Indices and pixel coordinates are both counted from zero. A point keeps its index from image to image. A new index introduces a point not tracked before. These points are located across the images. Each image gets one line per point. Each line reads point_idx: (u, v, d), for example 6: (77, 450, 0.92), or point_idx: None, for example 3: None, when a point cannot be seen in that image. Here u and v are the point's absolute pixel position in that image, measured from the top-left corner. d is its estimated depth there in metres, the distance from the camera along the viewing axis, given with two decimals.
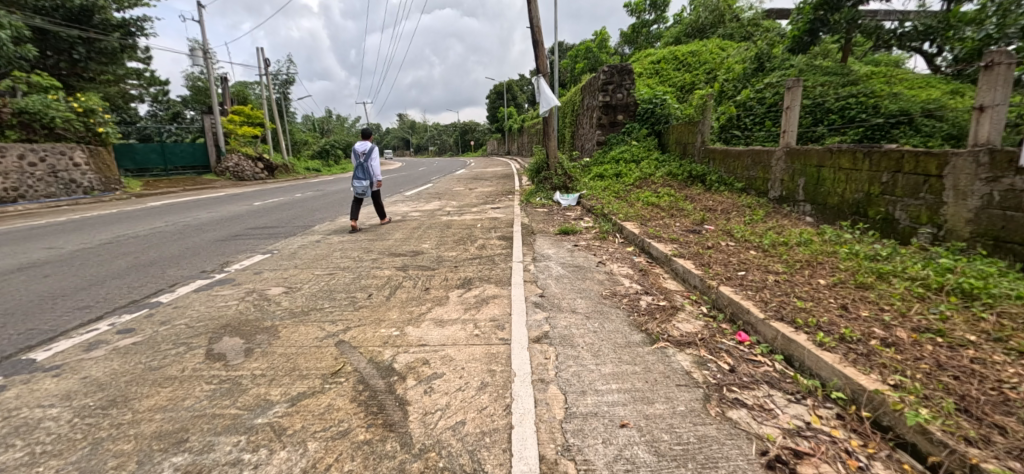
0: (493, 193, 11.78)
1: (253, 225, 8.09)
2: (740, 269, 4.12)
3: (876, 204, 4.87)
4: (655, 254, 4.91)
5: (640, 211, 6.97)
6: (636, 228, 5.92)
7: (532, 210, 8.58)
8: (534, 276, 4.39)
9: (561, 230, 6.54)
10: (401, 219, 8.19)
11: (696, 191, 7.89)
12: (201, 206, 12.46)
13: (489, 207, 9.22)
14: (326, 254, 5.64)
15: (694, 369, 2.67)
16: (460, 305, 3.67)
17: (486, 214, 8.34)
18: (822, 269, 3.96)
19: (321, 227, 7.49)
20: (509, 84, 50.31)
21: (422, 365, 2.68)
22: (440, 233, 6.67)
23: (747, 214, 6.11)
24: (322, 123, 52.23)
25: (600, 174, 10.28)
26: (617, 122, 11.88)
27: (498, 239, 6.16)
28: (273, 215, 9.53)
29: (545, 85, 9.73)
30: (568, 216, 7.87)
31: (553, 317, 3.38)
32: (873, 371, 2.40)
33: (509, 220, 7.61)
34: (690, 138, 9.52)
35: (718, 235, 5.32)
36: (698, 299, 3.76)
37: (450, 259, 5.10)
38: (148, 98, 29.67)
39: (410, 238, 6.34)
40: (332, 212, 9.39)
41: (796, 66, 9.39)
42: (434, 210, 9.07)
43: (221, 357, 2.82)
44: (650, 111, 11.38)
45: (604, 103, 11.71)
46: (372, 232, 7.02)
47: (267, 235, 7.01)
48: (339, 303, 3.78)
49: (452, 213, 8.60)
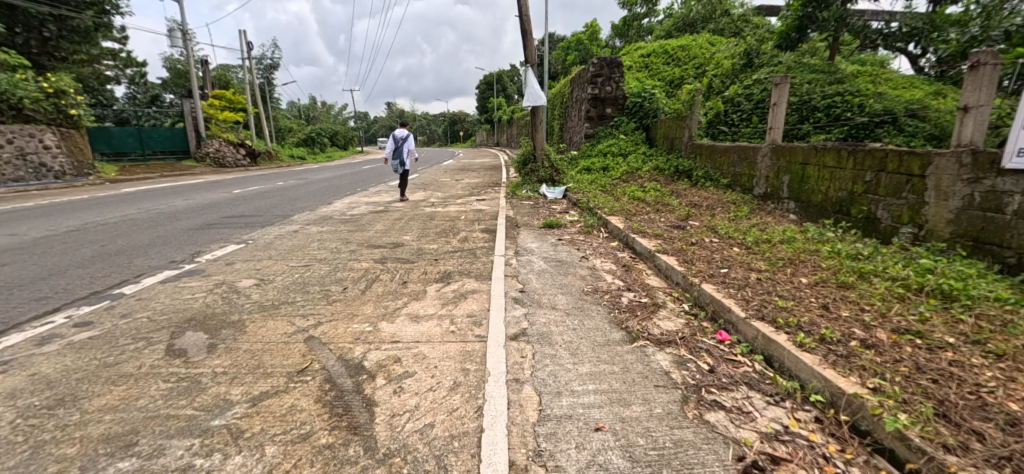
0: (479, 185, 11.64)
1: (230, 213, 7.89)
2: (723, 266, 4.07)
3: (859, 203, 4.87)
4: (638, 249, 4.85)
5: (625, 205, 6.91)
6: (621, 222, 5.85)
7: (518, 203, 8.48)
8: (515, 271, 4.29)
9: (546, 223, 6.45)
10: (383, 209, 8.03)
11: (682, 186, 7.86)
12: (178, 193, 12.15)
13: (475, 198, 9.10)
14: (303, 245, 5.48)
15: (674, 369, 2.61)
16: (437, 299, 3.56)
17: (470, 206, 8.22)
18: (805, 268, 3.93)
19: (301, 217, 7.29)
20: (499, 75, 49.93)
21: (394, 363, 2.58)
22: (423, 224, 6.54)
23: (732, 211, 6.09)
24: (308, 110, 51.31)
25: (587, 167, 10.19)
26: (606, 115, 11.76)
27: (481, 231, 6.04)
28: (251, 203, 9.30)
29: (533, 77, 9.56)
30: (553, 209, 7.79)
31: (533, 314, 3.30)
32: (852, 373, 2.37)
33: (494, 213, 7.50)
34: (677, 134, 9.47)
35: (703, 231, 5.29)
36: (680, 296, 3.72)
37: (431, 252, 4.97)
38: (125, 80, 28.78)
39: (391, 230, 6.19)
40: (314, 201, 9.23)
41: (785, 63, 9.37)
42: (418, 200, 8.92)
43: (182, 353, 2.69)
44: (639, 104, 11.31)
45: (592, 96, 11.60)
46: (353, 222, 6.86)
47: (243, 224, 6.84)
48: (312, 297, 3.66)
49: (436, 204, 8.46)
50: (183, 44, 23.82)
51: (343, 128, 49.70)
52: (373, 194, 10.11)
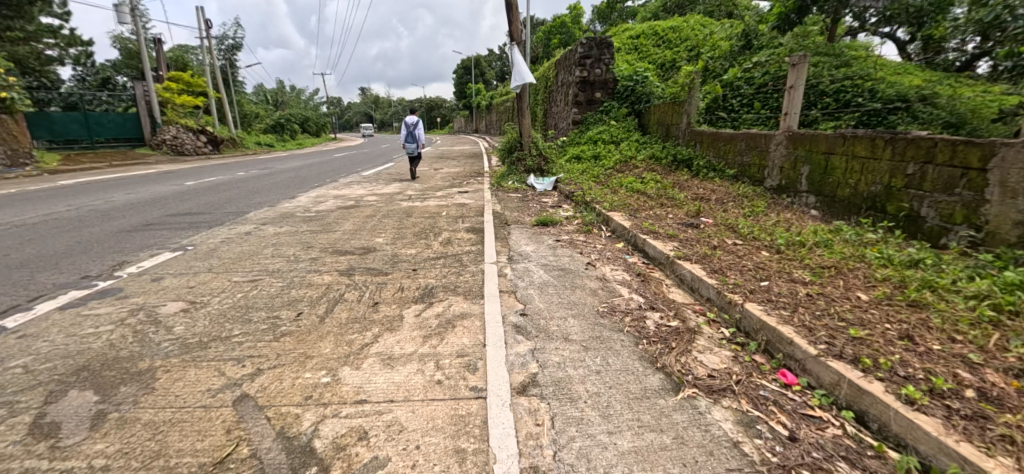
0: (459, 174, 10.82)
1: (173, 210, 7.00)
2: (760, 276, 3.36)
3: (897, 199, 4.20)
4: (652, 254, 4.16)
5: (624, 199, 6.22)
6: (625, 220, 5.16)
7: (504, 195, 7.71)
8: (510, 284, 3.54)
9: (538, 220, 5.70)
10: (353, 204, 7.17)
11: (682, 176, 7.22)
12: (123, 185, 11.02)
13: (456, 190, 8.29)
14: (254, 251, 4.62)
15: (744, 438, 1.92)
16: (417, 331, 2.79)
17: (452, 199, 7.41)
18: (856, 279, 3.22)
19: (257, 215, 6.40)
20: (477, 60, 48.62)
21: (358, 442, 1.85)
22: (398, 223, 5.70)
23: (746, 206, 5.45)
24: (276, 95, 49.01)
25: (576, 156, 9.46)
26: (594, 100, 11.01)
27: (466, 231, 5.26)
28: (201, 198, 8.35)
29: (519, 56, 8.72)
30: (543, 202, 7.07)
31: (541, 350, 2.55)
32: (999, 450, 1.68)
33: (478, 207, 6.72)
34: (671, 121, 8.80)
35: (720, 230, 4.63)
36: (716, 318, 3.01)
37: (407, 260, 4.17)
38: (70, 61, 26.69)
39: (361, 230, 5.35)
40: (275, 195, 8.36)
41: (786, 45, 8.72)
42: (393, 193, 8.07)
43: (51, 432, 2.00)
44: (630, 89, 10.59)
45: (580, 79, 10.83)
46: (317, 220, 5.99)
47: (185, 224, 5.94)
48: (253, 331, 2.86)
49: (413, 197, 7.62)
50: (133, 21, 21.98)
51: (314, 114, 47.65)
52: (343, 186, 9.22)
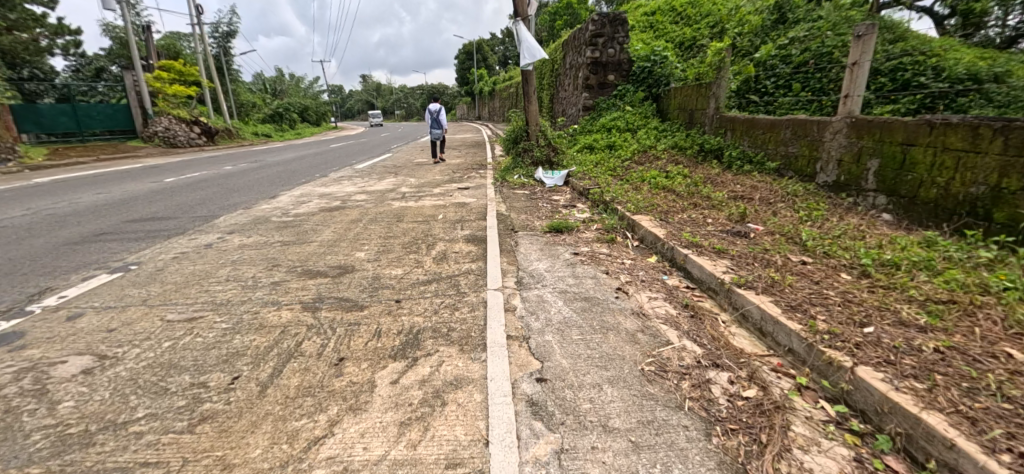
0: (460, 167, 9.94)
1: (136, 215, 6.20)
2: (859, 316, 2.50)
3: (1010, 205, 3.32)
4: (697, 275, 3.30)
5: (650, 197, 5.34)
6: (656, 226, 4.29)
7: (509, 192, 6.85)
8: (521, 325, 2.70)
9: (550, 225, 4.82)
10: (338, 205, 6.34)
11: (712, 169, 6.32)
12: (98, 183, 10.23)
13: (456, 186, 7.43)
14: (207, 272, 3.81)
15: None
16: (391, 413, 1.96)
17: (450, 198, 6.56)
18: (995, 325, 2.37)
19: (226, 221, 5.59)
20: (480, 44, 47.39)
21: None
22: (386, 230, 4.88)
23: (799, 206, 4.56)
24: (275, 83, 48.05)
25: (588, 146, 8.55)
26: (607, 83, 10.05)
27: (465, 240, 4.42)
28: (174, 199, 7.55)
29: (526, 34, 7.79)
30: (554, 201, 6.21)
31: (572, 454, 1.73)
32: None
33: (480, 208, 5.87)
34: (695, 105, 7.85)
35: (777, 240, 3.76)
36: (810, 383, 2.17)
37: (390, 285, 3.34)
38: (59, 50, 25.85)
39: (340, 242, 4.53)
40: (254, 194, 7.54)
41: (827, 17, 7.71)
42: (384, 191, 7.23)
43: None
44: (647, 70, 9.58)
45: (591, 60, 9.85)
46: (293, 227, 5.17)
47: (142, 233, 5.17)
48: (163, 412, 2.05)
49: (407, 196, 6.77)
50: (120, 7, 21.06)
51: (314, 102, 46.65)
52: (332, 182, 8.39)
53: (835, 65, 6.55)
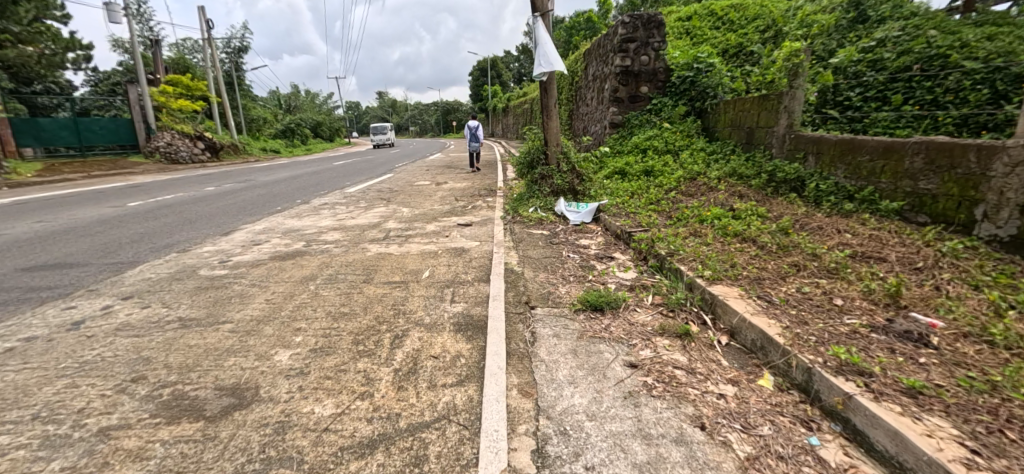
0: (464, 192, 8.42)
1: (37, 262, 4.75)
2: None
3: None
4: (895, 453, 1.70)
5: (723, 251, 3.72)
6: (757, 311, 2.68)
7: (522, 232, 5.29)
8: None
9: (582, 297, 3.21)
10: (298, 249, 4.83)
11: (796, 207, 4.69)
12: (52, 208, 8.90)
13: (456, 222, 5.89)
14: (19, 395, 2.30)
15: None
16: None
17: (445, 240, 5.00)
18: None
19: (138, 277, 4.11)
20: (494, 61, 46.68)
21: None
22: (340, 301, 3.32)
23: (975, 277, 2.93)
24: (288, 99, 47.76)
25: (620, 171, 6.96)
26: (639, 96, 8.50)
27: (453, 327, 2.84)
28: (111, 234, 6.12)
29: (546, 40, 6.30)
30: (582, 247, 4.62)
31: None
32: None
33: (483, 258, 4.29)
34: (755, 122, 6.23)
35: (999, 360, 2.14)
36: None
37: (298, 455, 1.79)
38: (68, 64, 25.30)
39: (265, 324, 2.99)
40: (208, 228, 6.08)
41: (926, 14, 6.12)
42: (365, 227, 5.72)
43: None
44: (689, 80, 7.90)
45: (621, 69, 8.31)
46: (217, 290, 3.66)
47: (9, 295, 3.72)
48: None
49: (391, 235, 5.25)
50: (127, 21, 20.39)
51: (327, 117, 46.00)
52: (309, 212, 6.92)
53: (955, 70, 4.93)
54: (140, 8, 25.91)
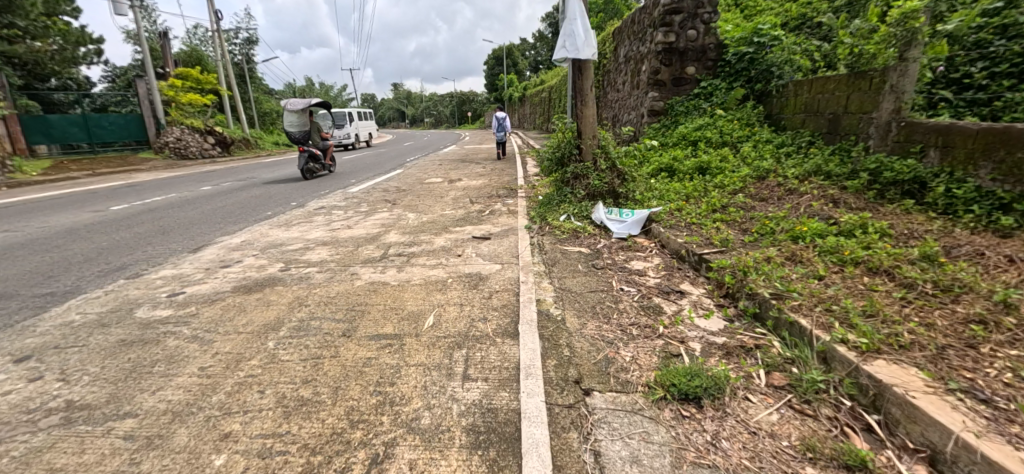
0: (480, 193, 7.35)
1: None
2: None
3: None
4: None
5: (855, 293, 2.61)
6: (983, 430, 1.60)
7: (556, 247, 4.21)
8: None
9: (667, 370, 2.15)
10: (274, 273, 3.84)
11: (926, 220, 3.52)
12: (32, 213, 8.11)
13: (472, 233, 4.82)
14: None
15: None
16: None
17: (458, 260, 3.95)
18: None
19: (60, 321, 3.15)
20: (510, 48, 45.32)
21: None
22: (308, 371, 2.30)
23: None
24: (303, 92, 47.23)
25: (667, 168, 5.83)
26: (685, 78, 7.33)
27: (468, 437, 1.81)
28: (70, 248, 5.22)
29: (578, 17, 5.17)
30: (639, 274, 3.52)
31: None
32: None
33: (508, 291, 3.23)
34: (841, 106, 5.11)
35: None
36: None
37: None
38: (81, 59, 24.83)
39: (186, 422, 1.97)
40: (180, 241, 5.12)
41: None
42: (361, 240, 4.70)
43: None
44: (748, 57, 6.65)
45: (663, 46, 7.19)
46: (144, 347, 2.67)
47: None
48: None
49: (392, 252, 4.22)
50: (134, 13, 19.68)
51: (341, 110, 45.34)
52: (303, 218, 5.93)
53: None
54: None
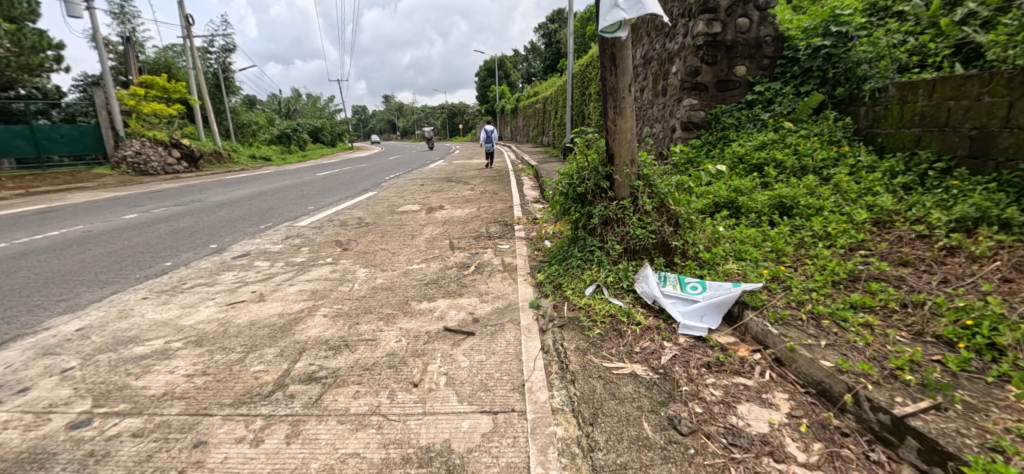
0: (464, 230, 5.52)
1: None
2: None
3: None
4: None
5: None
6: None
7: (592, 356, 2.42)
8: None
9: None
10: (63, 430, 2.01)
11: None
12: None
13: (448, 317, 3.00)
14: None
15: None
16: None
17: (411, 396, 2.12)
18: None
19: None
20: (502, 58, 44.00)
21: None
22: None
23: None
24: (288, 103, 45.38)
25: (731, 206, 4.11)
26: (732, 80, 5.68)
27: None
28: None
29: None
30: (770, 448, 1.77)
31: None
32: None
33: None
34: (997, 119, 3.49)
35: None
36: None
37: None
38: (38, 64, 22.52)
39: None
40: None
41: None
42: (265, 332, 2.88)
43: None
44: (823, 53, 4.97)
45: (704, 40, 5.53)
46: None
47: None
48: None
49: (302, 369, 2.40)
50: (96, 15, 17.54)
51: (327, 121, 43.53)
52: (212, 276, 4.12)
53: None
54: (126, 6, 23.42)
